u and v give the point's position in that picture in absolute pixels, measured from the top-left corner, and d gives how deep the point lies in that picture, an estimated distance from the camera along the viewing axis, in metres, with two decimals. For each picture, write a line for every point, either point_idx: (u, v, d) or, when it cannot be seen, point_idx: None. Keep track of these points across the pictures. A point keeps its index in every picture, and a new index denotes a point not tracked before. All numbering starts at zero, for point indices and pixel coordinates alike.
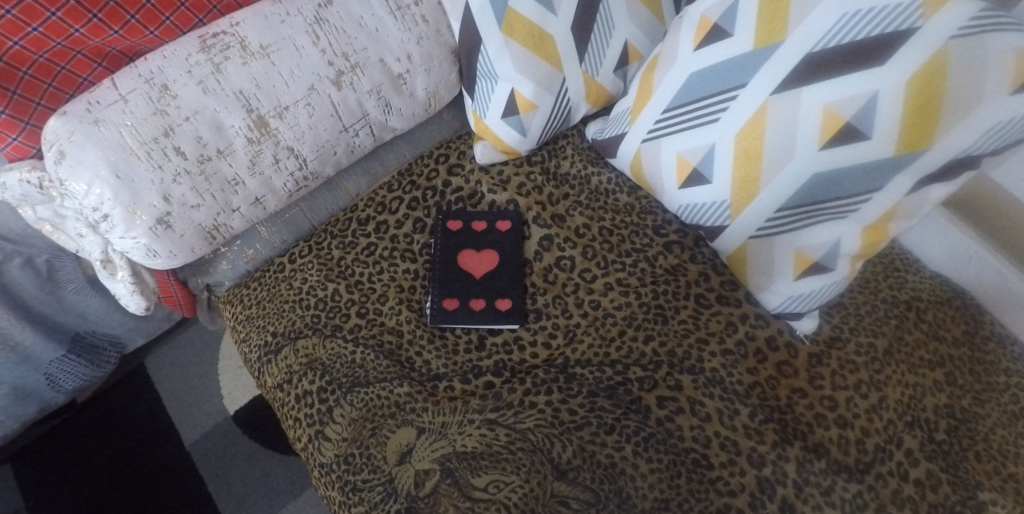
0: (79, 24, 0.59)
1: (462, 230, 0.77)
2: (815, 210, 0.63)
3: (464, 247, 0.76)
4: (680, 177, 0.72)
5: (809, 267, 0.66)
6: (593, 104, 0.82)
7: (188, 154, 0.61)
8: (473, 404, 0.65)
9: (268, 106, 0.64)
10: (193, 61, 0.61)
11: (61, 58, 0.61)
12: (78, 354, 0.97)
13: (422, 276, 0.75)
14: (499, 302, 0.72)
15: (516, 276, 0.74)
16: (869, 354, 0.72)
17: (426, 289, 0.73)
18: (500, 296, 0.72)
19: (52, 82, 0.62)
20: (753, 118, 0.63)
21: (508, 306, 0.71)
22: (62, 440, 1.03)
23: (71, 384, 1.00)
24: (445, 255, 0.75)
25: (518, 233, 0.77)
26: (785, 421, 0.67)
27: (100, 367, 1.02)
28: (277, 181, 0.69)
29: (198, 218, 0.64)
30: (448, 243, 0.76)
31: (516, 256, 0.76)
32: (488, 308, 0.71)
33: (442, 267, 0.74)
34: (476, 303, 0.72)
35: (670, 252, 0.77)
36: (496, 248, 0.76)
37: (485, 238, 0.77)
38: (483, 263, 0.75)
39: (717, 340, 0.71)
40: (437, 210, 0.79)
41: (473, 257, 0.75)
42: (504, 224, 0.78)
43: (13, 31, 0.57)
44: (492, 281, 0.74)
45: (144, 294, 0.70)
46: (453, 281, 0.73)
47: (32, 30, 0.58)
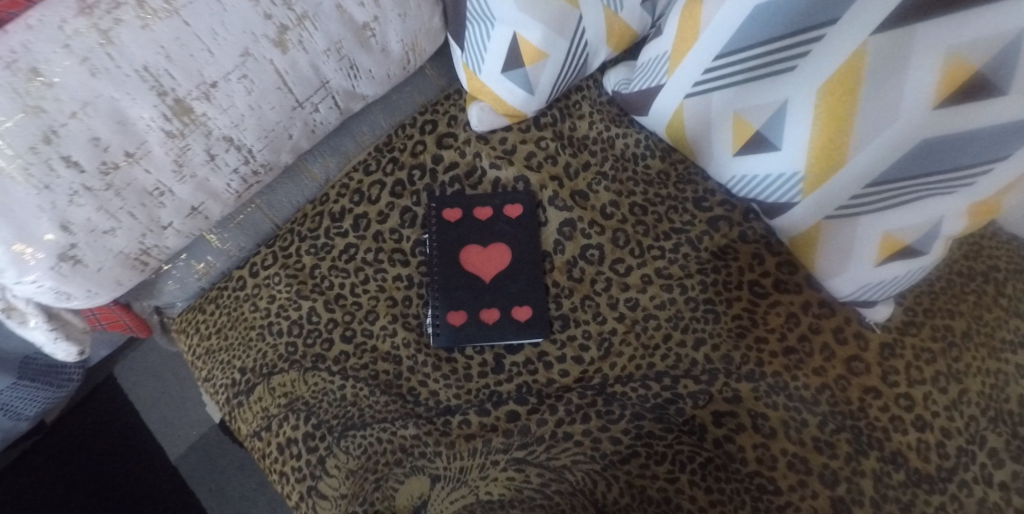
0: None
1: (462, 221, 0.63)
2: (914, 185, 0.50)
3: (467, 242, 0.62)
4: (736, 141, 0.57)
5: (896, 252, 0.54)
6: (615, 48, 0.65)
7: (83, 165, 0.44)
8: (496, 443, 0.54)
9: (188, 85, 0.46)
10: (70, 31, 0.42)
11: None
12: (32, 378, 0.81)
13: (419, 283, 0.61)
14: (518, 312, 0.59)
15: (534, 277, 0.61)
16: (946, 339, 0.62)
17: (425, 299, 0.60)
18: (517, 304, 0.59)
19: None
20: (845, 65, 0.47)
21: (527, 317, 0.59)
22: (27, 469, 0.91)
23: (31, 410, 0.86)
24: (444, 256, 0.61)
25: (532, 220, 0.63)
26: (858, 429, 0.58)
27: (61, 389, 0.86)
28: (217, 182, 0.53)
29: (116, 244, 0.49)
30: (446, 239, 0.62)
31: (532, 249, 0.62)
32: (504, 320, 0.59)
33: (443, 271, 0.60)
34: (488, 316, 0.59)
35: (716, 231, 0.64)
36: (506, 241, 0.62)
37: (492, 229, 0.63)
38: (492, 262, 0.62)
39: (778, 337, 0.60)
40: (430, 196, 0.64)
41: (479, 255, 0.62)
42: (514, 210, 0.63)
43: None
44: (505, 285, 0.60)
45: (72, 339, 0.56)
46: (458, 290, 0.60)
47: None
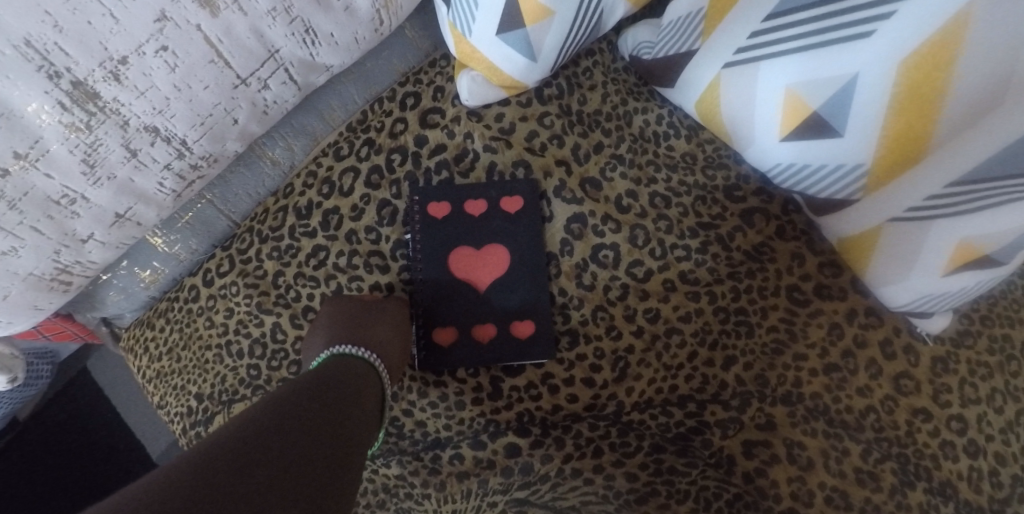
0: None
1: (451, 218, 0.54)
2: (1009, 184, 0.40)
3: (457, 243, 0.54)
4: (784, 125, 0.47)
5: (972, 262, 0.45)
6: (636, 4, 0.53)
7: None
8: (493, 483, 0.48)
9: (89, 64, 0.35)
10: None
11: None
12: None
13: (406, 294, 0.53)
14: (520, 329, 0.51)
15: (537, 283, 0.53)
16: (1005, 351, 0.55)
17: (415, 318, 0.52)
18: (515, 319, 0.52)
19: None
20: (942, 32, 0.36)
21: (529, 335, 0.51)
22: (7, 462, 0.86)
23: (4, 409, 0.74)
24: (431, 263, 0.53)
25: (533, 217, 0.54)
26: (905, 457, 0.51)
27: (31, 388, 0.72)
28: (146, 183, 0.44)
29: (23, 264, 0.40)
30: (433, 242, 0.53)
31: (535, 252, 0.53)
32: (501, 337, 0.51)
33: (429, 285, 0.53)
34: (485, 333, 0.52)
35: (750, 226, 0.54)
36: (505, 244, 0.54)
37: (487, 230, 0.54)
38: (485, 272, 0.53)
39: (818, 353, 0.52)
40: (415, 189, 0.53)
41: (473, 261, 0.54)
42: (513, 205, 0.54)
43: None
44: (502, 295, 0.53)
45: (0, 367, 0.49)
46: (448, 308, 0.52)
47: None
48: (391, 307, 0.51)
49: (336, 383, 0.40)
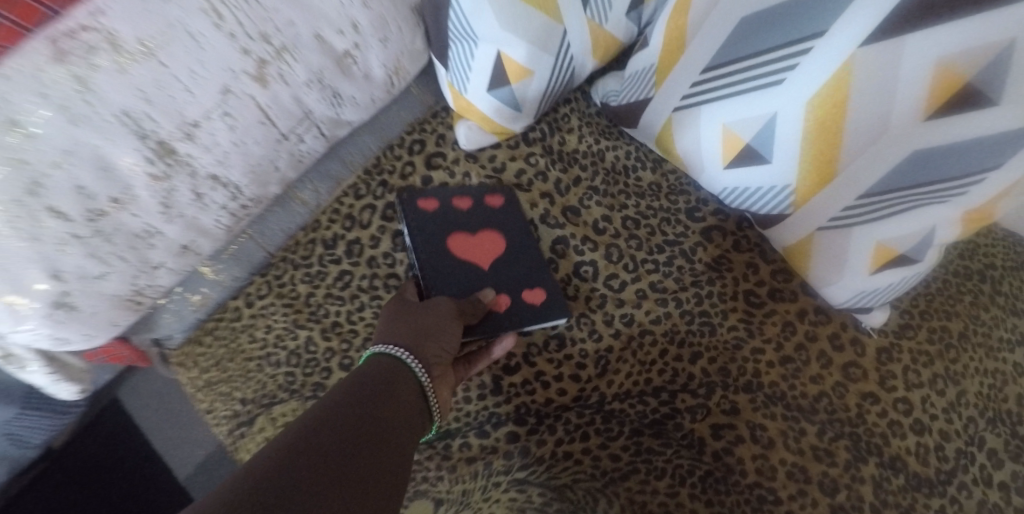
0: None
1: (442, 209, 0.62)
2: (905, 195, 0.49)
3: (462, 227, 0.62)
4: (725, 154, 0.57)
5: (890, 261, 0.53)
6: (601, 59, 0.65)
7: (72, 215, 0.44)
8: (497, 465, 0.55)
9: (170, 126, 0.46)
10: (48, 78, 0.39)
11: None
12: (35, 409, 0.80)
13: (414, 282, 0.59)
14: (533, 295, 0.59)
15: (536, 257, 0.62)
16: (944, 341, 0.63)
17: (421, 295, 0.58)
18: (524, 288, 0.60)
19: None
20: (834, 77, 0.46)
21: (542, 300, 0.59)
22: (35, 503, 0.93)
23: (38, 438, 0.85)
24: (432, 250, 0.60)
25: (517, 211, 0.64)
26: (856, 435, 0.58)
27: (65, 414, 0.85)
28: (206, 221, 0.54)
29: (109, 287, 0.49)
30: (428, 232, 0.60)
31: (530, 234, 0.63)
32: (515, 304, 0.59)
33: (433, 267, 0.59)
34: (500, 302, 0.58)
35: (709, 241, 0.64)
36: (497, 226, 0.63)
37: (478, 219, 0.63)
38: (486, 254, 0.61)
39: (774, 347, 0.60)
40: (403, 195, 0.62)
41: (473, 242, 0.62)
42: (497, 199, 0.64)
43: None
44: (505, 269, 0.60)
45: (72, 379, 0.57)
46: (451, 283, 0.58)
47: None
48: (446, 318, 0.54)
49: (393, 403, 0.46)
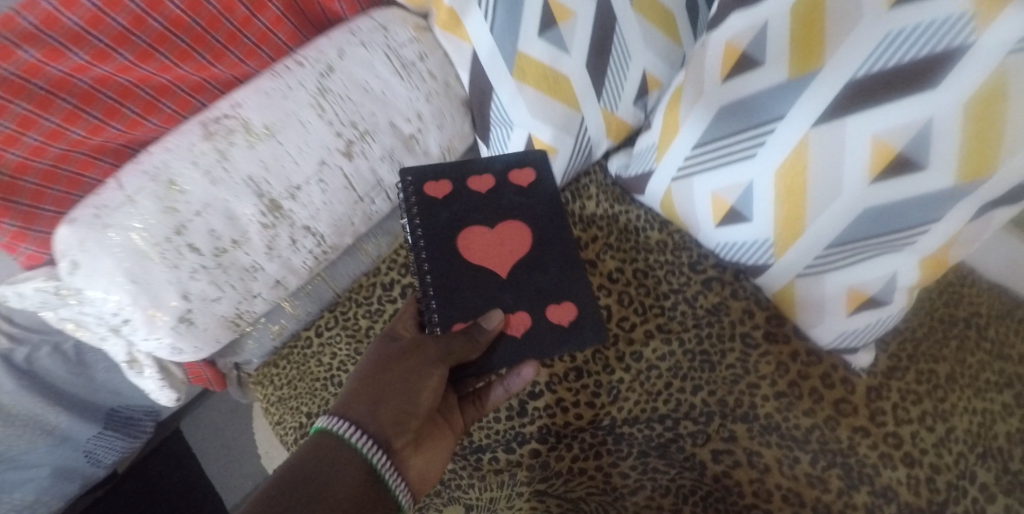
0: (92, 106, 0.58)
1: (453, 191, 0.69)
2: (868, 245, 0.59)
3: (475, 224, 0.67)
4: (716, 216, 0.68)
5: (863, 303, 0.62)
6: (615, 139, 0.79)
7: (203, 250, 0.60)
8: (521, 476, 0.65)
9: (280, 188, 0.63)
10: (197, 151, 0.60)
11: (56, 139, 0.58)
12: (114, 429, 0.99)
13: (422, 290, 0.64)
14: (558, 313, 0.64)
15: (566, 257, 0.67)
16: (931, 382, 0.69)
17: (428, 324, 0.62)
18: (546, 306, 0.64)
19: (36, 135, 0.56)
20: (794, 152, 0.58)
21: (572, 319, 0.63)
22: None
23: (110, 458, 1.02)
24: (442, 259, 0.65)
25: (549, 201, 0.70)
26: (848, 465, 0.63)
27: (135, 438, 1.03)
28: (296, 261, 0.67)
29: (220, 310, 0.63)
30: (437, 220, 0.67)
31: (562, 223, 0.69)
32: (536, 323, 0.63)
33: (441, 283, 0.64)
34: (516, 321, 0.63)
35: (709, 290, 0.74)
36: (519, 217, 0.69)
37: (492, 211, 0.68)
38: (508, 254, 0.66)
39: (769, 383, 0.68)
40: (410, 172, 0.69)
41: (489, 237, 0.67)
42: (527, 177, 0.71)
43: (16, 93, 0.53)
44: (529, 281, 0.65)
45: (173, 387, 0.69)
46: (460, 298, 0.63)
47: (19, 108, 0.54)
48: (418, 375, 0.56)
49: (346, 478, 0.50)
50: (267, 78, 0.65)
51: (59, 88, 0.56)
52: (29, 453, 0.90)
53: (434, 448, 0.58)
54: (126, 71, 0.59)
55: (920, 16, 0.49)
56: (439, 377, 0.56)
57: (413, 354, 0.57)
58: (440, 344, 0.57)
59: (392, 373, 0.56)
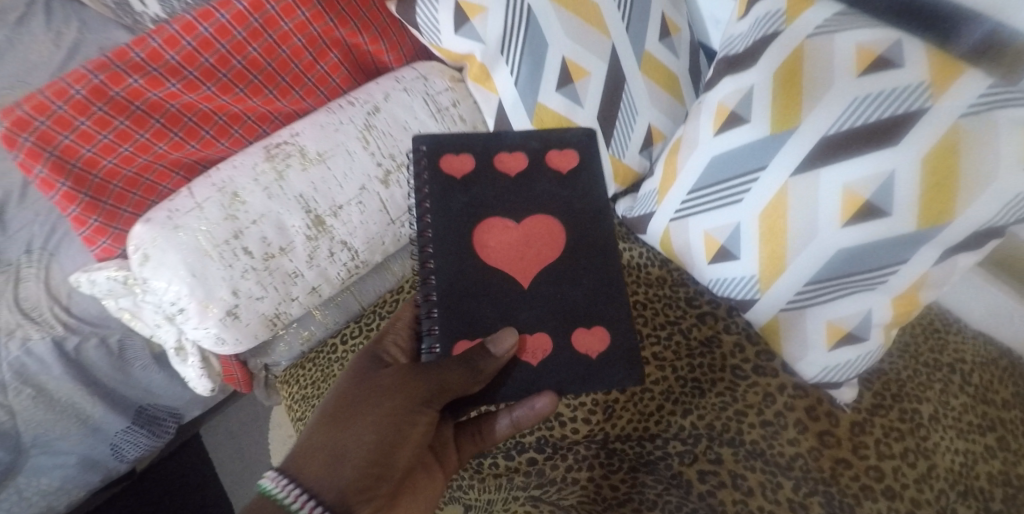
0: (177, 126, 0.70)
1: (472, 168, 0.80)
2: (844, 283, 0.64)
3: (503, 216, 0.77)
4: (708, 253, 0.74)
5: (842, 338, 0.67)
6: (622, 184, 0.87)
7: (254, 253, 0.69)
8: (517, 481, 0.70)
9: (325, 206, 0.73)
10: (259, 169, 0.71)
11: (144, 151, 0.69)
12: (140, 425, 1.06)
13: (426, 291, 0.73)
14: (590, 342, 0.72)
15: (600, 281, 0.75)
16: (915, 420, 0.72)
17: (431, 334, 0.70)
18: (576, 328, 0.72)
19: (129, 147, 0.67)
20: (775, 197, 0.65)
21: (600, 352, 0.71)
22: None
23: (133, 454, 1.08)
24: (448, 262, 0.74)
25: (583, 195, 0.80)
26: (830, 493, 0.67)
27: (159, 438, 1.10)
28: (332, 271, 0.76)
29: (263, 308, 0.71)
30: (453, 204, 0.77)
31: (597, 219, 0.79)
32: (557, 348, 0.71)
33: (446, 290, 0.72)
34: (538, 341, 0.71)
35: (704, 323, 0.79)
36: (551, 215, 0.78)
37: (511, 209, 0.78)
38: (533, 261, 0.75)
39: (756, 412, 0.72)
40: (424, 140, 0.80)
41: (510, 233, 0.76)
42: (567, 162, 0.81)
43: (120, 111, 0.65)
44: (554, 297, 0.73)
45: (210, 377, 0.76)
46: (465, 309, 0.72)
47: (120, 124, 0.66)
48: (397, 421, 0.57)
49: None
50: (323, 114, 0.76)
51: (154, 110, 0.68)
52: (64, 439, 0.97)
53: (412, 500, 0.59)
54: (209, 99, 0.71)
55: (885, 84, 0.58)
56: (430, 417, 0.60)
57: (403, 394, 0.58)
58: (432, 382, 0.60)
59: (360, 420, 0.56)
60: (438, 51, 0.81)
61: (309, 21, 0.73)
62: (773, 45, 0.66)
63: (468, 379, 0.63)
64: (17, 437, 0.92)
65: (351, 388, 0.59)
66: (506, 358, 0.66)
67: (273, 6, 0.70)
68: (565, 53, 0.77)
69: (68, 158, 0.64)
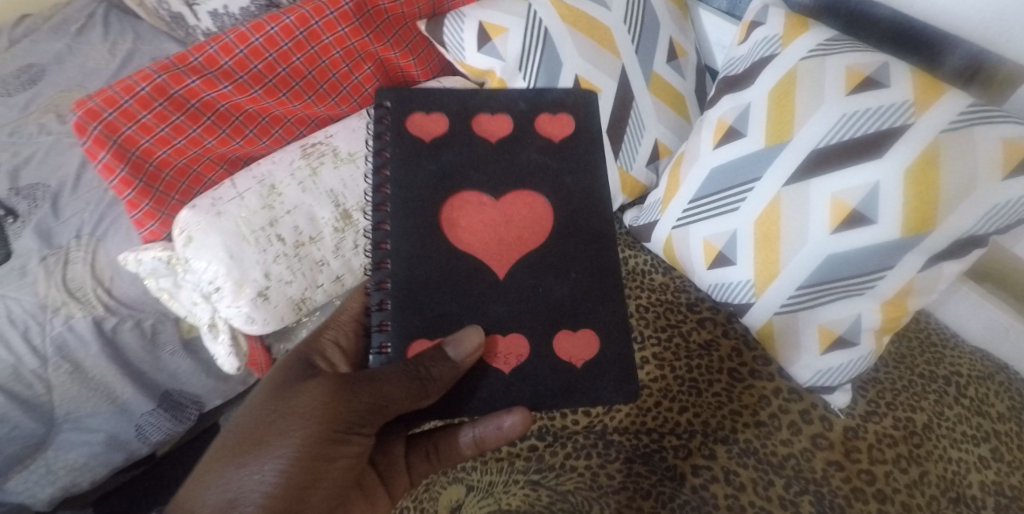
0: (225, 124, 0.78)
1: (445, 130, 0.77)
2: (835, 288, 0.68)
3: (483, 195, 0.74)
4: (707, 258, 0.77)
5: (834, 342, 0.71)
6: (631, 194, 0.91)
7: (287, 240, 0.75)
8: (517, 465, 0.72)
9: (352, 201, 0.79)
10: (295, 166, 0.78)
11: (195, 144, 0.76)
12: (165, 409, 1.12)
13: (379, 277, 0.69)
14: (575, 347, 0.70)
15: (589, 276, 0.73)
16: (908, 428, 0.74)
17: (383, 331, 0.67)
18: (559, 330, 0.70)
19: (182, 140, 0.75)
20: (769, 206, 0.70)
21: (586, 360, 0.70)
22: (127, 495, 1.18)
23: (155, 437, 1.14)
24: (407, 243, 0.70)
25: (577, 170, 0.77)
26: (821, 493, 0.69)
27: (180, 423, 1.16)
28: (355, 262, 0.81)
29: (290, 292, 0.76)
30: (420, 174, 0.73)
31: (584, 207, 0.76)
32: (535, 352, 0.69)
33: (404, 278, 0.69)
34: (514, 345, 0.69)
35: (703, 328, 0.82)
36: (538, 197, 0.75)
37: (486, 181, 0.75)
38: (515, 247, 0.72)
39: (751, 412, 0.75)
40: (389, 96, 0.78)
41: (486, 211, 0.73)
42: (559, 128, 0.79)
43: (178, 107, 0.73)
44: (536, 290, 0.71)
45: (238, 356, 0.81)
46: (423, 298, 0.68)
47: (176, 118, 0.73)
48: (316, 454, 0.52)
49: None
50: (356, 120, 0.85)
51: (208, 108, 0.76)
52: (94, 416, 1.03)
53: None
54: (255, 101, 0.79)
55: (872, 102, 0.64)
56: (358, 443, 0.55)
57: (325, 421, 0.53)
58: (368, 400, 0.56)
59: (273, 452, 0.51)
60: (461, 67, 0.88)
61: (348, 36, 0.81)
62: (769, 66, 0.72)
63: (416, 397, 0.59)
64: (51, 410, 0.98)
65: (271, 407, 0.54)
66: (466, 364, 0.63)
67: (316, 20, 0.77)
68: (578, 72, 0.84)
69: (128, 147, 0.71)
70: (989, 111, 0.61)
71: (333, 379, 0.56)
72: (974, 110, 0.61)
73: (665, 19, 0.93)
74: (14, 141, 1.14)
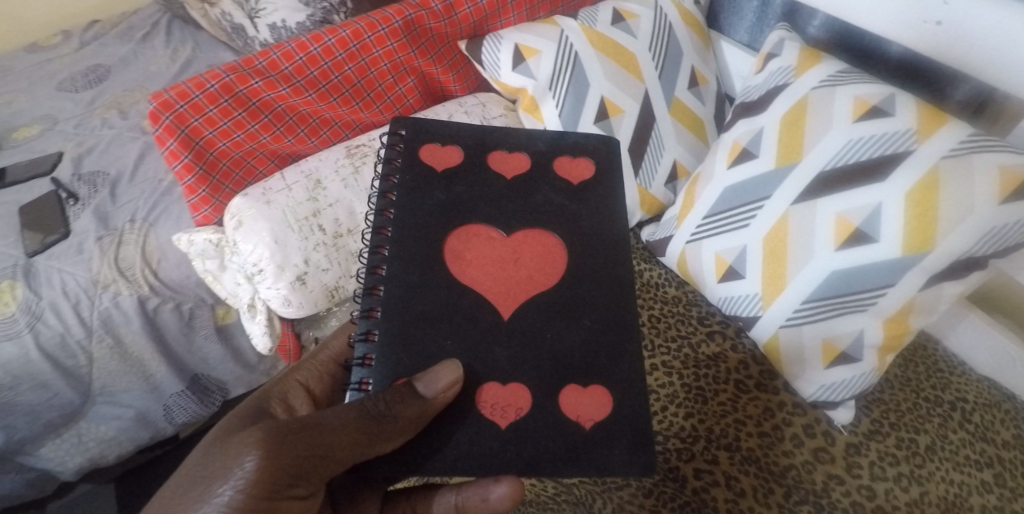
0: (280, 123, 0.86)
1: (460, 162, 0.72)
2: (839, 303, 0.71)
3: (492, 229, 0.67)
4: (718, 272, 0.82)
5: (837, 357, 0.74)
6: (648, 211, 0.96)
7: (326, 230, 0.81)
8: None
9: None
10: (340, 163, 0.85)
11: (251, 139, 0.84)
12: (192, 391, 1.18)
13: (369, 306, 0.60)
14: (585, 407, 0.58)
15: (607, 326, 0.63)
16: (911, 449, 0.76)
17: (365, 366, 0.57)
18: (567, 386, 0.59)
19: (240, 135, 0.83)
20: (777, 224, 0.74)
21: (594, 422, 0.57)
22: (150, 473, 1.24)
23: (181, 418, 1.20)
24: (407, 271, 0.62)
25: (594, 213, 0.69)
26: (820, 504, 0.71)
27: (206, 406, 1.22)
28: None
29: (326, 279, 0.82)
30: (428, 200, 0.67)
31: (605, 245, 0.68)
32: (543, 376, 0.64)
33: (398, 309, 0.60)
34: (515, 397, 0.57)
35: (712, 340, 0.86)
36: (551, 233, 0.68)
37: (499, 216, 0.68)
38: (522, 287, 0.63)
39: (754, 423, 0.77)
40: (405, 125, 0.74)
41: (497, 247, 0.66)
42: (579, 172, 0.73)
43: (240, 104, 0.80)
44: (544, 339, 0.61)
45: (270, 337, 0.88)
46: (415, 335, 0.59)
47: (238, 115, 0.81)
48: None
49: None
50: None
51: (267, 108, 0.83)
52: (128, 393, 1.09)
53: None
54: (308, 104, 0.86)
55: (877, 129, 0.69)
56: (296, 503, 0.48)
57: (250, 484, 0.46)
58: (299, 455, 0.48)
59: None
60: (496, 84, 0.96)
61: (395, 50, 0.89)
62: (783, 94, 0.77)
63: (362, 446, 0.50)
64: (89, 383, 1.04)
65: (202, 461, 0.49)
66: (440, 405, 0.53)
67: (369, 35, 0.85)
68: (604, 93, 0.90)
69: (194, 138, 0.79)
70: (990, 142, 0.65)
71: (260, 429, 0.48)
72: (974, 140, 0.65)
73: (688, 49, 1.00)
74: (81, 133, 1.24)
